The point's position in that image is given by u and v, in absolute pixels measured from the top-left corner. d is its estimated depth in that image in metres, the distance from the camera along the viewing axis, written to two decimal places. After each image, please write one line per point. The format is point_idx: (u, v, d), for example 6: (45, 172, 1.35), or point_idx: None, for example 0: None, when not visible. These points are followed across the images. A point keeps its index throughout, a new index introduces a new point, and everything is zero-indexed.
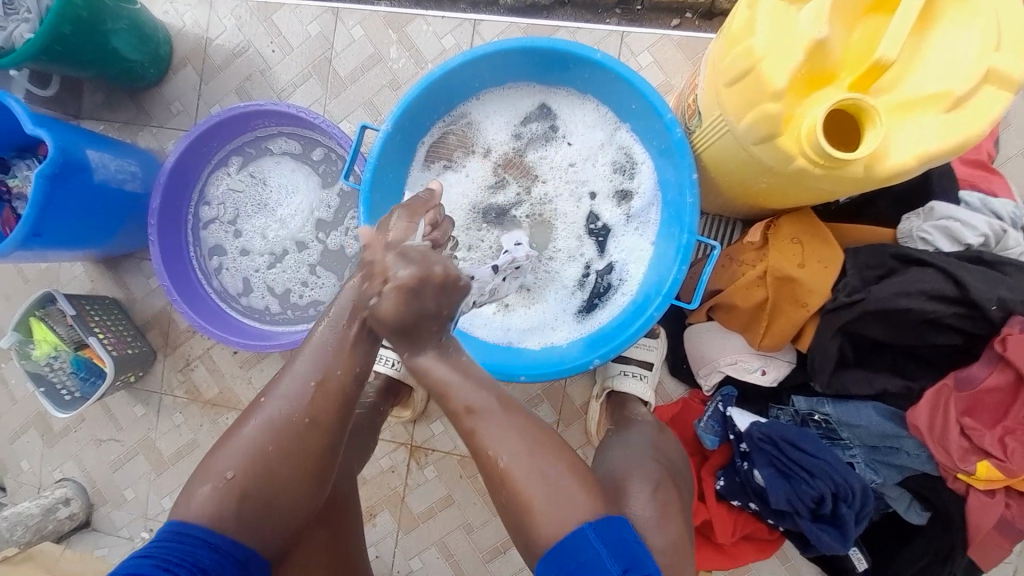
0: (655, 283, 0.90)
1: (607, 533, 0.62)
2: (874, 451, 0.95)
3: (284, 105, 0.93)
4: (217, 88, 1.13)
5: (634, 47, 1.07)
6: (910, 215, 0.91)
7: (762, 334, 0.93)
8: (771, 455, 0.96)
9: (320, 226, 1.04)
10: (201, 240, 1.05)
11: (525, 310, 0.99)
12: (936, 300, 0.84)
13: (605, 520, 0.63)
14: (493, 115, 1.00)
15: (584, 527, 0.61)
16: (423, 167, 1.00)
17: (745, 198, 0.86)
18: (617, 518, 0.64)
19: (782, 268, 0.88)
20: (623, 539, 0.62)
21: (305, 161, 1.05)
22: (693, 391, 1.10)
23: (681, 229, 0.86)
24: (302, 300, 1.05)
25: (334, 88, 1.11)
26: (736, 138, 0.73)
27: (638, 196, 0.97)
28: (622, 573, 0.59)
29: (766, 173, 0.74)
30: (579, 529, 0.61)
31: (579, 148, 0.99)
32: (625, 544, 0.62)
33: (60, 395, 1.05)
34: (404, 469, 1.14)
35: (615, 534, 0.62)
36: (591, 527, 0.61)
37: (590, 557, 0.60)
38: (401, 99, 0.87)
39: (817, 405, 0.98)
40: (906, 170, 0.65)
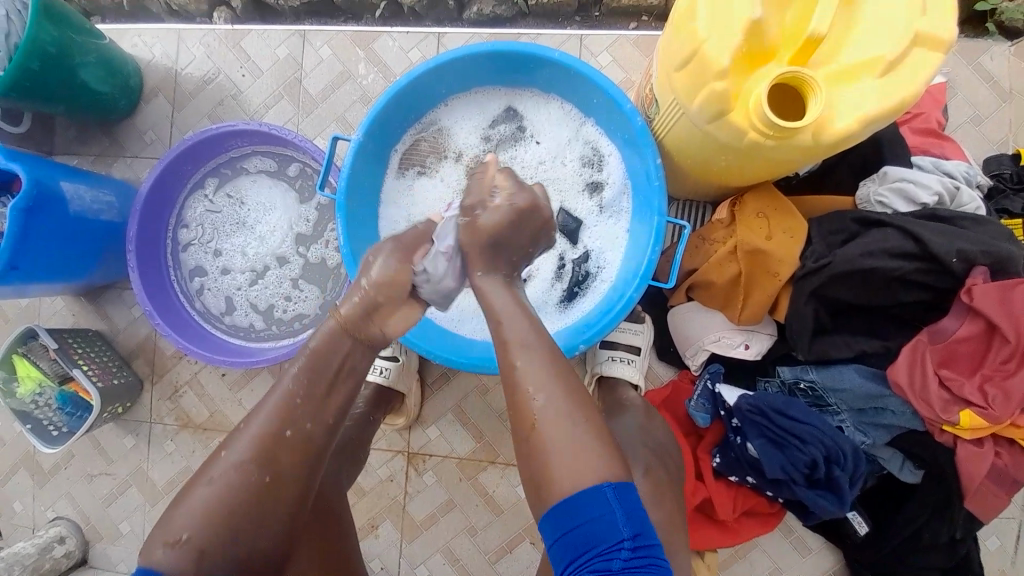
0: (631, 267, 0.92)
1: (626, 496, 0.60)
2: (861, 413, 0.97)
3: (255, 124, 0.95)
4: (189, 114, 1.15)
5: (592, 48, 1.12)
6: (868, 180, 0.95)
7: (740, 308, 0.96)
8: (762, 427, 0.97)
9: (300, 240, 1.06)
10: (181, 263, 1.06)
11: None
12: (899, 257, 0.87)
13: (626, 486, 0.60)
14: (462, 119, 1.03)
15: (601, 485, 0.59)
16: (398, 174, 1.03)
17: (708, 177, 0.89)
18: (630, 482, 0.61)
19: (753, 243, 0.91)
20: (639, 510, 0.60)
21: (281, 178, 1.07)
22: (681, 373, 1.12)
23: (651, 212, 0.89)
24: (286, 315, 1.05)
25: (305, 106, 1.13)
26: (690, 118, 0.76)
27: (608, 186, 1.00)
28: (632, 539, 0.58)
29: (723, 150, 0.77)
30: (597, 487, 0.59)
31: (548, 144, 1.02)
32: (640, 516, 0.60)
33: (47, 431, 1.03)
34: (403, 477, 1.14)
35: (632, 502, 0.60)
36: (610, 486, 0.59)
37: (604, 515, 0.58)
38: (371, 109, 0.89)
39: (802, 373, 1.00)
40: (852, 134, 0.69)
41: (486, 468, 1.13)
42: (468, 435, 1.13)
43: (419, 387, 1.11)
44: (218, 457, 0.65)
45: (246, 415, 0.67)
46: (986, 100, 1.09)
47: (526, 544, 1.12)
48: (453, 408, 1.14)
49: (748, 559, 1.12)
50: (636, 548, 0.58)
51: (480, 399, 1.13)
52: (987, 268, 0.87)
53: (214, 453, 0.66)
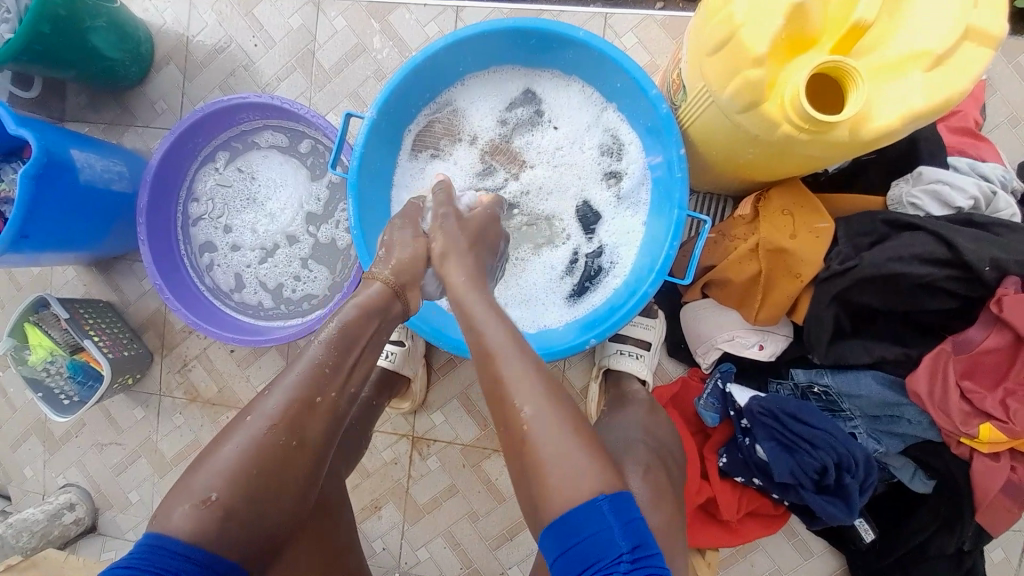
0: (647, 261, 0.90)
1: (621, 508, 0.58)
2: (875, 420, 0.95)
3: (267, 97, 0.93)
4: (200, 84, 1.13)
5: (617, 28, 1.07)
6: (900, 181, 0.91)
7: (757, 308, 0.93)
8: (772, 430, 0.96)
9: (310, 220, 1.04)
10: (190, 237, 1.05)
11: (519, 292, 0.99)
12: (928, 263, 0.84)
13: (622, 495, 0.59)
14: (479, 101, 0.99)
15: (596, 499, 0.58)
16: (411, 156, 1.00)
17: (733, 171, 0.85)
18: (623, 492, 0.60)
19: (775, 241, 0.88)
20: (635, 518, 0.58)
21: (292, 154, 1.05)
22: (691, 370, 1.10)
23: (672, 205, 0.86)
24: (294, 294, 1.04)
25: (318, 80, 1.11)
26: (721, 108, 0.72)
27: (626, 176, 0.97)
28: (631, 551, 0.56)
29: (752, 144, 0.74)
30: (592, 501, 0.57)
31: (566, 130, 0.99)
32: (637, 525, 0.58)
33: (58, 400, 1.04)
34: (407, 461, 1.14)
35: (628, 510, 0.58)
36: (605, 499, 0.58)
37: (602, 530, 0.56)
38: (386, 86, 0.86)
39: (816, 376, 0.98)
40: (891, 131, 0.65)
41: (490, 456, 1.13)
42: (472, 422, 1.13)
43: (425, 372, 1.10)
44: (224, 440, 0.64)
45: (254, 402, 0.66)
46: None
47: (527, 533, 1.12)
48: (459, 395, 1.13)
49: (749, 559, 1.12)
50: (637, 559, 0.56)
51: None
52: (1020, 278, 0.84)
53: (225, 430, 0.65)
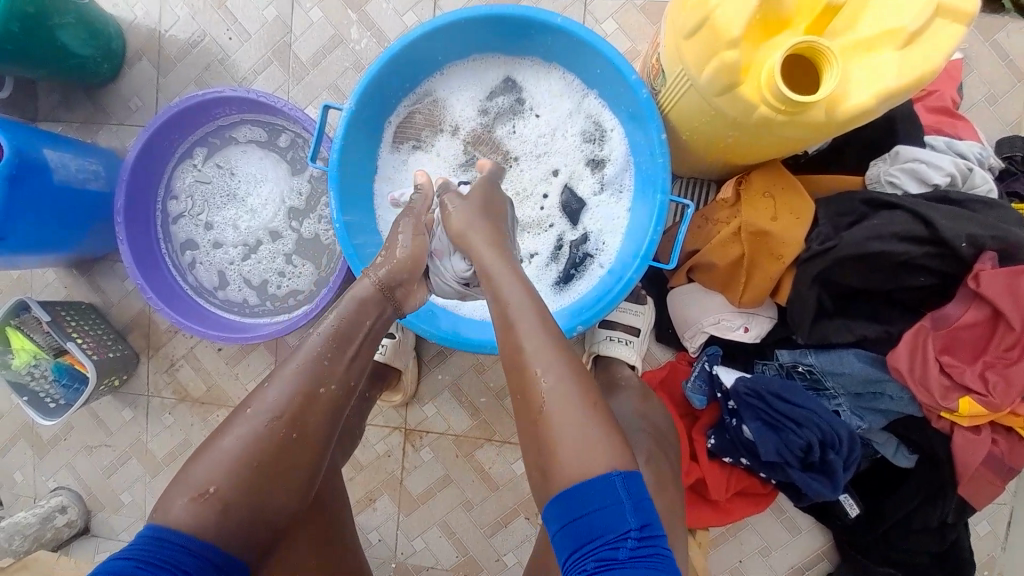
0: (632, 247, 0.90)
1: (634, 487, 0.59)
2: (858, 398, 0.96)
3: (244, 91, 0.92)
4: (175, 80, 1.11)
5: (597, 14, 1.06)
6: (879, 160, 0.92)
7: (741, 291, 0.94)
8: (758, 410, 0.97)
9: (292, 215, 1.03)
10: (171, 236, 1.04)
11: None
12: (907, 241, 0.85)
13: (634, 476, 0.60)
14: (459, 90, 0.99)
15: (611, 475, 0.59)
16: (392, 149, 0.99)
17: (714, 154, 0.86)
18: (638, 473, 0.60)
19: (757, 223, 0.89)
20: (647, 499, 0.60)
21: (272, 149, 1.03)
22: (679, 354, 1.11)
23: (654, 191, 0.86)
24: (280, 290, 1.04)
25: (296, 73, 1.09)
26: (699, 92, 0.72)
27: (609, 162, 0.97)
28: (639, 529, 0.57)
29: (731, 126, 0.74)
30: (607, 476, 0.58)
31: (547, 118, 0.98)
32: (647, 505, 0.59)
33: (45, 404, 1.03)
34: (400, 453, 1.14)
35: (639, 491, 0.59)
36: (620, 476, 0.59)
37: (611, 504, 0.58)
38: (364, 77, 0.85)
39: (800, 356, 0.99)
40: (866, 111, 0.66)
41: (482, 445, 1.13)
42: (464, 413, 1.13)
43: (415, 365, 1.10)
44: (223, 434, 0.64)
45: (255, 393, 0.66)
46: (1006, 75, 1.04)
47: (521, 520, 1.13)
48: (450, 386, 1.13)
49: (739, 538, 1.14)
50: (643, 537, 0.57)
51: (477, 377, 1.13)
52: (995, 254, 0.85)
53: (225, 422, 0.65)
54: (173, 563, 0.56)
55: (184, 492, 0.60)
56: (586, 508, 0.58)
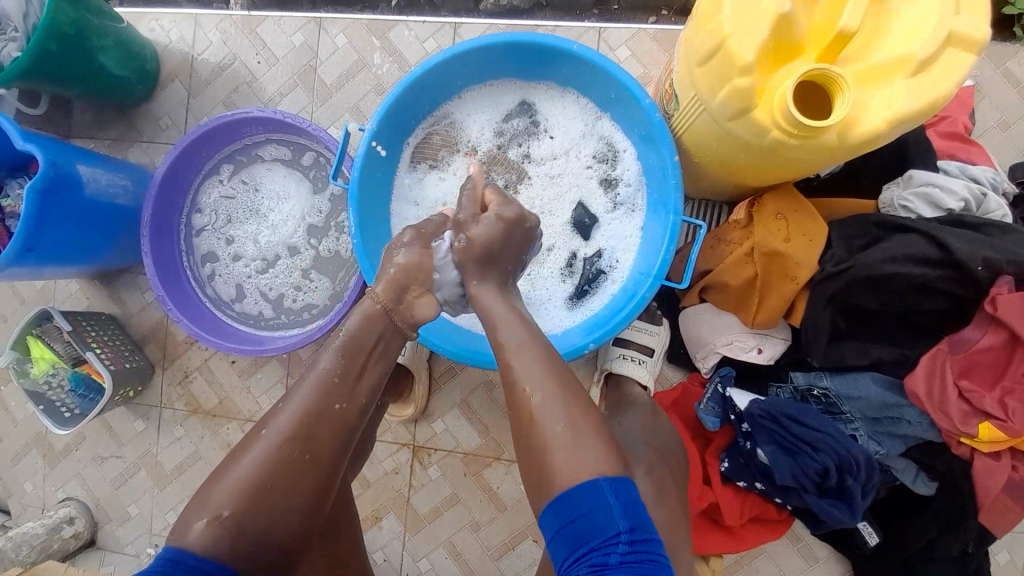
0: (645, 266, 0.91)
1: (621, 489, 0.60)
2: (876, 422, 0.95)
3: (271, 112, 0.96)
4: (205, 101, 1.15)
5: (611, 42, 1.10)
6: (891, 184, 0.93)
7: (754, 312, 0.94)
8: (773, 433, 0.96)
9: (311, 231, 1.05)
10: (193, 248, 1.06)
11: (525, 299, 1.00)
12: (922, 264, 0.85)
13: (622, 481, 0.60)
14: (476, 112, 1.01)
15: (598, 480, 0.59)
16: (409, 168, 1.02)
17: (727, 176, 0.87)
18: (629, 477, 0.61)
19: (771, 244, 0.88)
20: (637, 503, 0.60)
21: (295, 167, 1.07)
22: (691, 375, 1.11)
23: (667, 211, 0.87)
24: (295, 304, 1.04)
25: (320, 96, 1.13)
26: (712, 113, 0.74)
27: (623, 182, 0.99)
28: (630, 531, 0.57)
29: (744, 148, 0.75)
30: (594, 480, 0.59)
31: (562, 139, 1.00)
32: (637, 507, 0.59)
33: (60, 413, 1.05)
34: (408, 470, 1.13)
35: (628, 493, 0.60)
36: (607, 480, 0.59)
37: (601, 508, 0.58)
38: (386, 100, 0.88)
39: (815, 379, 0.99)
40: (879, 135, 0.67)
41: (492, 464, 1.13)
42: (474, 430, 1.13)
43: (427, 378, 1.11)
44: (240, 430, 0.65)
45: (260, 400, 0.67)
46: (1014, 103, 1.06)
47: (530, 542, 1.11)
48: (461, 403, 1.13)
49: (754, 566, 1.11)
50: (633, 541, 0.57)
51: (488, 394, 1.13)
52: (1012, 277, 0.85)
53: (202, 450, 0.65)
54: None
55: (205, 509, 0.61)
56: (574, 512, 0.59)
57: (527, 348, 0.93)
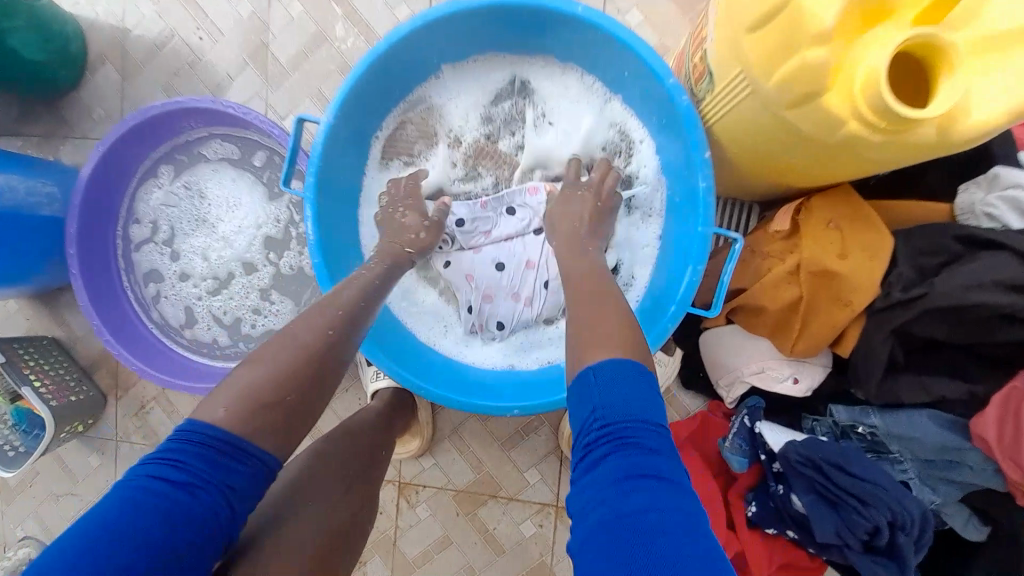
0: (668, 286, 0.73)
1: (608, 371, 0.51)
2: (929, 464, 0.79)
3: (209, 102, 0.79)
4: (143, 86, 0.98)
5: (620, 4, 0.89)
6: (971, 185, 0.71)
7: (794, 340, 0.76)
8: (813, 481, 0.80)
9: (268, 244, 0.89)
10: (134, 265, 0.91)
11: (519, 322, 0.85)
12: (1014, 290, 0.65)
13: (618, 364, 0.51)
14: (458, 96, 0.83)
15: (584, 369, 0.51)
16: (380, 166, 0.84)
17: (767, 176, 0.69)
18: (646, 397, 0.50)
19: (821, 261, 0.70)
20: (631, 393, 0.49)
21: (245, 167, 0.90)
22: (713, 405, 0.94)
23: (695, 219, 0.69)
24: (254, 330, 0.89)
25: (275, 79, 0.95)
26: (766, 100, 0.55)
27: (637, 181, 0.81)
28: (599, 420, 0.48)
29: (800, 144, 0.57)
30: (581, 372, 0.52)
31: (561, 128, 0.83)
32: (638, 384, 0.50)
33: (5, 454, 0.92)
34: (393, 509, 1.01)
35: (624, 374, 0.50)
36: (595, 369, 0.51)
37: (578, 404, 0.51)
38: (341, 87, 0.69)
39: (861, 416, 0.82)
40: (993, 131, 0.49)
41: (486, 502, 1.00)
42: (466, 465, 1.00)
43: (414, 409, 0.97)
44: None
45: None
46: None
47: None
48: (451, 435, 1.00)
49: None
50: (608, 426, 0.48)
51: (480, 425, 0.99)
52: None
53: None
54: (217, 478, 0.46)
55: None
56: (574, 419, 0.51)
57: (519, 386, 0.77)
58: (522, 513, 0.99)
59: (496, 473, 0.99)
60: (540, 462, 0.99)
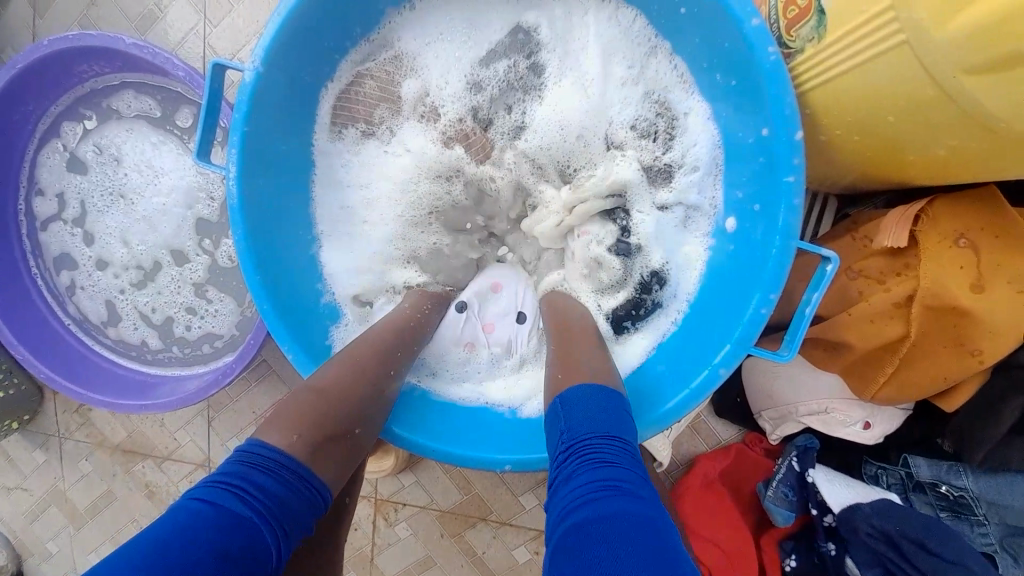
0: (724, 318, 0.50)
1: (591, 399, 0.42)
2: (1017, 531, 0.58)
3: (107, 36, 0.60)
4: (53, 17, 0.74)
5: None
6: None
7: (881, 383, 0.53)
8: (881, 553, 0.60)
9: (200, 229, 0.72)
10: (42, 247, 0.74)
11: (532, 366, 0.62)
12: None
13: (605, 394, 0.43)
14: (434, 37, 0.58)
15: (554, 400, 0.44)
16: (333, 139, 0.60)
17: (885, 174, 0.47)
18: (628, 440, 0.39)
19: (943, 283, 0.47)
20: (608, 412, 0.41)
21: (168, 128, 0.71)
22: (750, 436, 0.72)
23: (770, 224, 0.47)
24: (190, 333, 0.73)
25: (215, 7, 0.71)
26: (921, 60, 0.34)
27: (684, 165, 0.55)
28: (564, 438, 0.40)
29: (960, 134, 0.36)
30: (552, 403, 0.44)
31: (579, 87, 0.57)
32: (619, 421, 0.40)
33: None
34: (370, 527, 0.88)
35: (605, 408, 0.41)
36: (563, 400, 0.43)
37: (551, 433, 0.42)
38: (276, 11, 0.48)
39: (943, 473, 0.61)
40: None
41: (475, 526, 0.86)
42: (452, 484, 0.86)
43: None
44: None
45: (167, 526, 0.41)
46: None
47: None
48: None
49: None
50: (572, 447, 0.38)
51: None
52: None
53: None
54: (275, 507, 0.33)
55: None
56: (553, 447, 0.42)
57: (490, 434, 0.56)
58: (517, 540, 0.86)
59: (487, 495, 0.86)
60: (539, 486, 0.85)
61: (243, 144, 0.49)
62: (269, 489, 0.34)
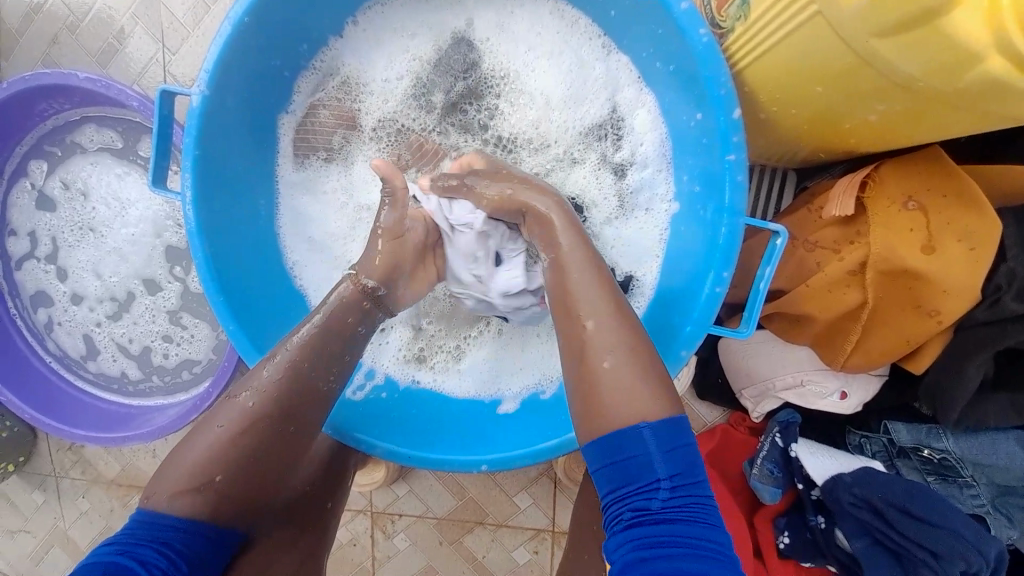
0: (682, 303, 0.51)
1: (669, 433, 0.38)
2: (1007, 491, 0.58)
3: (61, 73, 0.61)
4: (15, 62, 0.75)
5: None
6: None
7: (849, 353, 0.54)
8: (867, 524, 0.60)
9: (171, 255, 0.72)
10: (19, 287, 0.75)
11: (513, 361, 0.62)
12: None
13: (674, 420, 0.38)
14: (382, 56, 0.60)
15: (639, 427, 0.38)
16: (297, 164, 0.61)
17: (826, 144, 0.47)
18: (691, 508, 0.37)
19: (892, 250, 0.48)
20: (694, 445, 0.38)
21: (132, 160, 0.71)
22: (735, 416, 0.72)
23: (716, 206, 0.48)
24: (168, 360, 0.74)
25: (171, 39, 0.72)
26: (834, 27, 0.34)
27: (634, 164, 0.58)
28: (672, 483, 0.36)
29: (885, 94, 0.37)
30: (632, 427, 0.38)
31: (529, 99, 0.60)
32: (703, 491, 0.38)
33: None
34: (368, 540, 0.88)
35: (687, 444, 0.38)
36: (652, 426, 0.37)
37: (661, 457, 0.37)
38: (218, 32, 0.47)
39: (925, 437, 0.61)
40: None
41: (473, 530, 0.86)
42: (445, 490, 0.86)
43: None
44: None
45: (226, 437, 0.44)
46: None
47: None
48: None
49: None
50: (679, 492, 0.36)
51: None
52: None
53: None
54: (151, 533, 0.40)
55: None
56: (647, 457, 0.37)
57: (461, 436, 0.56)
58: (515, 541, 0.86)
59: (482, 499, 0.86)
60: (534, 483, 0.85)
61: (197, 167, 0.49)
62: (174, 539, 0.40)
